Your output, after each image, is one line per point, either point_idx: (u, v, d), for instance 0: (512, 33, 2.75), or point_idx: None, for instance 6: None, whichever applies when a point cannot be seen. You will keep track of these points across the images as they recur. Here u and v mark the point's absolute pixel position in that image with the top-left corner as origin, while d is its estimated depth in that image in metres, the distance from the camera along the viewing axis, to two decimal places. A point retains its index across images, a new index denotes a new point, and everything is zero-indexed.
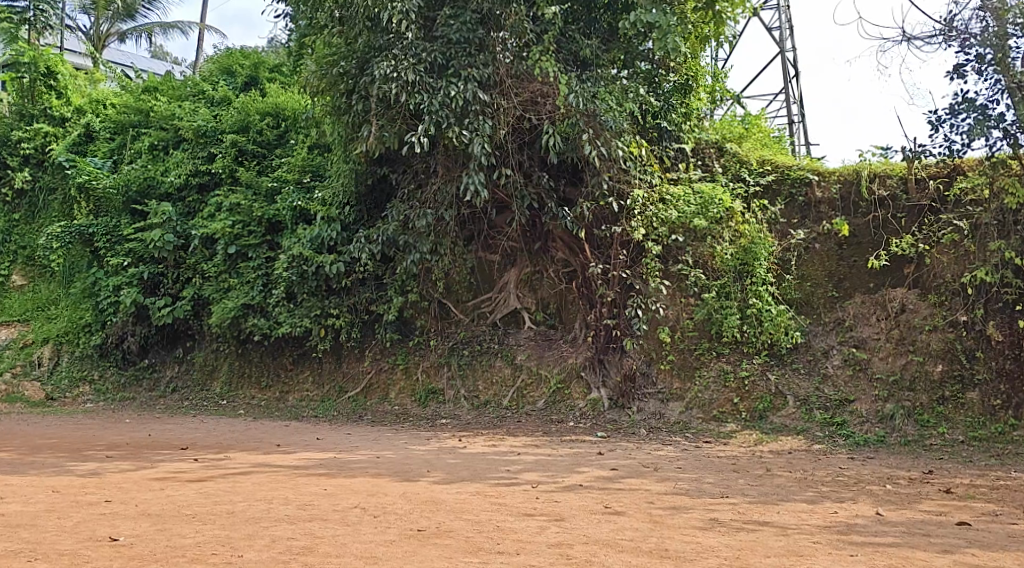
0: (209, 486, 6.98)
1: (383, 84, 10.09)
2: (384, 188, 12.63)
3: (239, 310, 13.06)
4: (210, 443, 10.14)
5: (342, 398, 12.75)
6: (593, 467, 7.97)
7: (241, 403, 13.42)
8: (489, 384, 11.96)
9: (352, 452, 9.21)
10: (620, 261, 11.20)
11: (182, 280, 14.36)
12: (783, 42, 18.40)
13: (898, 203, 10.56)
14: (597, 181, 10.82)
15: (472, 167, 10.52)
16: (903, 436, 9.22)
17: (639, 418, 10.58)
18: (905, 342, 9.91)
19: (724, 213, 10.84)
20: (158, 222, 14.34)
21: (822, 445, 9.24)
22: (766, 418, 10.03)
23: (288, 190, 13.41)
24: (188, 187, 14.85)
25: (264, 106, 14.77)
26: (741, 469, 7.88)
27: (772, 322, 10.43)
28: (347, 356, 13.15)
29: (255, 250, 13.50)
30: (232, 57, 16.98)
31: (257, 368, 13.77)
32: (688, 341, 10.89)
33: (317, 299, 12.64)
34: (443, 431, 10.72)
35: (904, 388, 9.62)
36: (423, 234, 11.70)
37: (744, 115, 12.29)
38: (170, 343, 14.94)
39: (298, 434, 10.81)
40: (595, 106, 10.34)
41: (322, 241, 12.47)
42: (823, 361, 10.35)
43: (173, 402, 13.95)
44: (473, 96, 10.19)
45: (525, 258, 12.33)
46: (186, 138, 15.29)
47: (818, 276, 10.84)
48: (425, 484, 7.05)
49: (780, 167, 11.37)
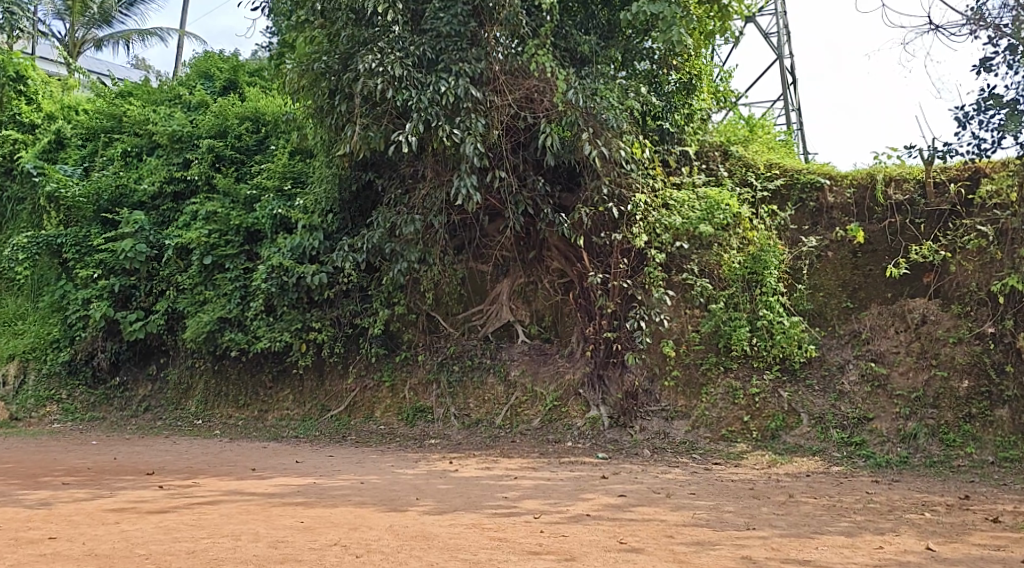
0: (170, 519, 6.20)
1: (368, 80, 9.43)
2: (370, 195, 11.98)
3: (215, 324, 12.26)
4: (180, 468, 9.35)
5: (324, 417, 11.97)
6: (598, 493, 7.24)
7: (217, 423, 12.59)
8: (481, 402, 11.21)
9: (333, 477, 8.44)
10: (620, 270, 10.54)
11: (155, 293, 13.55)
12: (781, 48, 18.00)
13: (916, 208, 9.98)
14: (597, 184, 10.18)
15: (463, 169, 9.87)
16: (928, 457, 8.59)
17: (642, 438, 9.88)
18: (927, 356, 9.28)
19: (731, 219, 10.23)
20: (130, 232, 13.54)
21: (841, 467, 8.61)
22: (779, 437, 9.39)
23: (268, 198, 12.69)
24: (162, 195, 14.10)
25: (242, 110, 14.12)
26: (760, 495, 7.19)
27: (785, 334, 9.80)
28: (330, 373, 12.35)
29: (232, 261, 12.74)
30: (210, 60, 16.33)
31: (234, 386, 12.95)
32: (694, 355, 10.21)
33: (298, 312, 11.92)
34: (432, 453, 9.98)
35: (927, 405, 9.00)
36: (411, 242, 11.08)
37: (748, 117, 11.69)
38: (142, 359, 14.11)
39: (276, 457, 10.01)
40: (595, 104, 9.72)
41: (303, 251, 11.73)
42: (838, 377, 9.68)
43: (145, 422, 13.11)
44: (464, 92, 9.54)
45: (519, 268, 11.63)
46: (160, 144, 14.59)
47: (831, 286, 10.23)
48: (414, 515, 6.31)
49: (789, 171, 10.80)
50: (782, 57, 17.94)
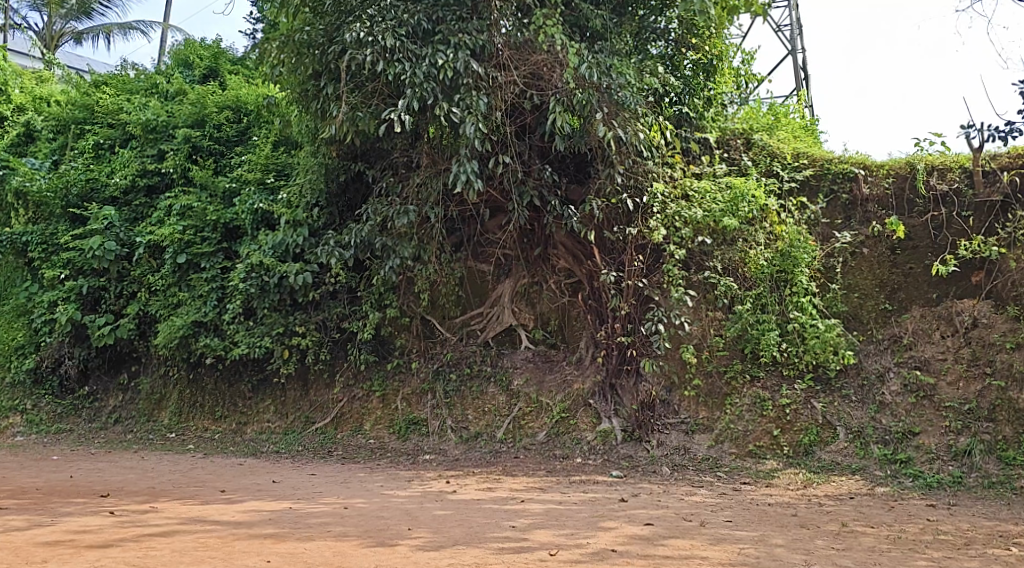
0: (112, 555, 5.18)
1: (357, 51, 8.54)
2: (359, 188, 11.07)
3: (188, 328, 11.21)
4: (140, 489, 8.30)
5: (308, 430, 10.91)
6: (620, 521, 6.21)
7: (191, 437, 11.50)
8: (480, 413, 10.17)
9: (313, 500, 7.39)
10: (635, 269, 9.60)
11: (126, 295, 12.47)
12: (793, 41, 17.18)
13: (963, 199, 9.08)
14: (610, 173, 9.30)
15: (463, 153, 8.85)
16: (986, 478, 7.63)
17: (660, 454, 8.89)
18: (980, 363, 8.33)
19: (757, 212, 9.26)
20: (98, 229, 12.46)
21: (886, 488, 7.66)
22: (813, 454, 8.43)
23: (249, 191, 11.72)
24: (135, 189, 13.06)
25: (222, 99, 13.12)
26: (809, 524, 6.19)
27: (820, 339, 8.82)
28: (315, 382, 11.29)
29: (208, 259, 11.70)
30: (190, 48, 15.34)
31: (210, 396, 11.85)
32: (718, 362, 9.21)
33: (280, 315, 10.85)
34: (427, 470, 8.96)
35: (981, 419, 8.04)
36: (404, 236, 10.11)
37: (770, 105, 10.76)
38: (113, 367, 13.01)
39: (252, 476, 8.95)
40: (610, 80, 8.80)
41: (286, 248, 10.69)
42: (878, 387, 8.71)
43: (114, 435, 12.02)
44: (464, 66, 8.60)
45: (522, 267, 10.67)
46: (134, 135, 13.59)
47: (867, 285, 9.27)
48: (405, 551, 5.29)
49: (819, 160, 9.86)
50: (794, 51, 17.13)
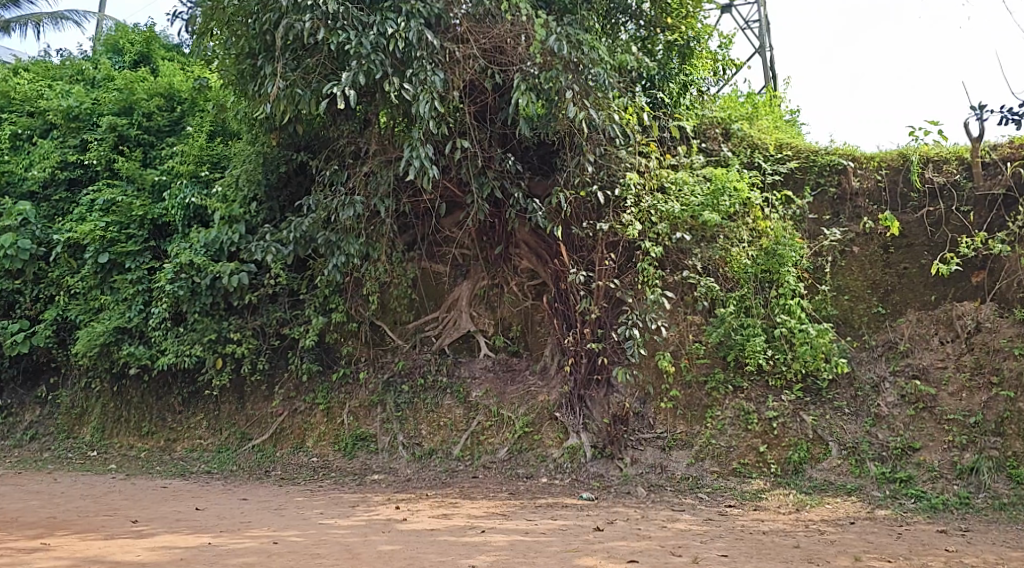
0: None
1: (296, 19, 7.56)
2: (303, 181, 10.04)
3: (110, 335, 10.01)
4: (37, 521, 7.11)
5: (244, 448, 9.78)
6: (599, 558, 5.28)
7: (113, 457, 10.24)
8: (435, 428, 9.16)
9: (238, 533, 6.32)
10: (606, 269, 8.70)
11: (43, 299, 11.18)
12: (761, 36, 16.56)
13: (962, 193, 8.44)
14: (580, 161, 8.49)
15: (416, 136, 7.89)
16: (996, 498, 6.87)
17: (634, 473, 7.99)
18: (985, 371, 7.62)
19: (740, 206, 8.46)
20: (11, 226, 11.14)
21: (887, 511, 6.86)
22: (804, 472, 7.62)
23: (180, 184, 10.57)
24: (55, 183, 11.78)
25: (153, 85, 11.87)
26: (816, 559, 5.33)
27: (810, 346, 8.05)
28: (252, 395, 10.17)
29: (134, 259, 10.49)
30: (122, 33, 14.11)
31: (136, 410, 10.58)
32: (697, 371, 8.37)
33: (212, 320, 9.68)
34: (374, 493, 7.93)
35: (988, 433, 7.30)
36: (351, 231, 9.08)
37: (749, 95, 10.01)
38: (30, 379, 11.64)
39: (173, 503, 7.82)
40: (580, 56, 7.94)
41: (219, 246, 9.58)
42: (873, 398, 7.95)
43: (27, 454, 10.68)
44: (417, 37, 7.68)
45: (481, 269, 9.74)
46: (55, 125, 12.31)
47: (859, 288, 8.56)
48: None
49: (803, 152, 9.13)
50: (762, 49, 16.52)
